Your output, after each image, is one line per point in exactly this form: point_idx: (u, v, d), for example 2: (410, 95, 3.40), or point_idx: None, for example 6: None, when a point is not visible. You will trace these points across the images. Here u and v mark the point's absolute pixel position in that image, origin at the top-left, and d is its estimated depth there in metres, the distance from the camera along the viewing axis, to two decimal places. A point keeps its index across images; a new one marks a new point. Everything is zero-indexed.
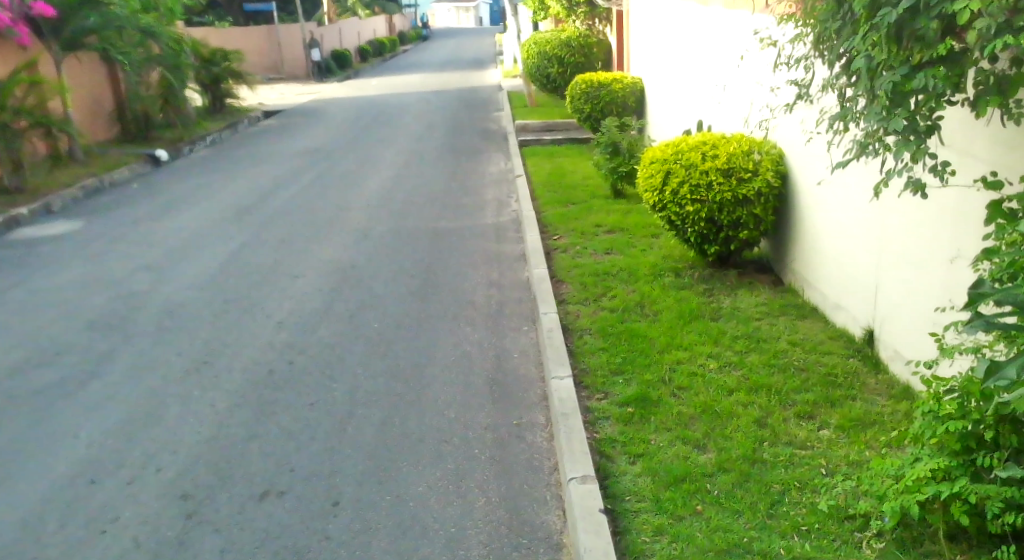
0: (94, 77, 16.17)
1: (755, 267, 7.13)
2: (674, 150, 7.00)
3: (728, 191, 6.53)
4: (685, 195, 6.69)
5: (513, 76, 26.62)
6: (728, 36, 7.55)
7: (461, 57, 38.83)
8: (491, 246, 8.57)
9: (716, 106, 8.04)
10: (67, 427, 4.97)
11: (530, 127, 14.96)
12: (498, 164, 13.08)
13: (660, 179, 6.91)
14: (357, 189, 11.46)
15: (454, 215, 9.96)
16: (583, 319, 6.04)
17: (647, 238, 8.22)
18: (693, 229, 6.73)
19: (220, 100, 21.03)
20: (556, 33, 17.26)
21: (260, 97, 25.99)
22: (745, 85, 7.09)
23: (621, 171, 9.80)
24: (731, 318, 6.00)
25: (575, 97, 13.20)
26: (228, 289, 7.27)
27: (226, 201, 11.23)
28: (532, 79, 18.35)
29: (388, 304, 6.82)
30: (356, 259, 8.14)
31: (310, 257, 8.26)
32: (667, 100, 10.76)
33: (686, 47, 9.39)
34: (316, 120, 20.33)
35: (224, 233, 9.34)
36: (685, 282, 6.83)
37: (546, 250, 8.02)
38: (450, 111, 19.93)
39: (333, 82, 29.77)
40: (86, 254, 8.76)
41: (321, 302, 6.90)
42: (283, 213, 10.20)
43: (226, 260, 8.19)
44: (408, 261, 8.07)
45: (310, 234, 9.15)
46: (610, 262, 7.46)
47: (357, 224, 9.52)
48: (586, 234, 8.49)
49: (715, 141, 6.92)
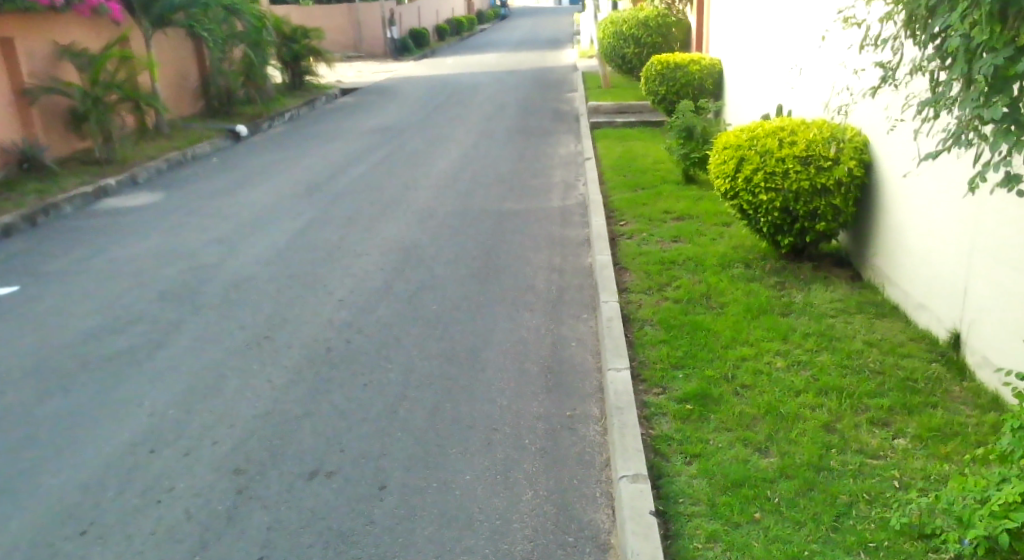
0: (182, 50, 16.45)
1: (832, 260, 6.82)
2: (749, 136, 6.72)
3: (805, 180, 6.24)
4: (759, 183, 6.42)
5: (589, 57, 26.24)
6: (813, 19, 7.21)
7: (538, 37, 38.56)
8: (558, 229, 8.39)
9: (798, 91, 7.71)
10: (129, 395, 4.89)
11: (602, 108, 14.69)
12: (568, 146, 12.86)
13: (733, 166, 6.65)
14: (426, 168, 11.39)
15: (521, 197, 9.80)
16: (644, 310, 5.85)
17: (716, 226, 7.95)
18: (766, 219, 6.48)
19: (299, 77, 21.26)
20: (634, 12, 16.87)
21: (338, 74, 26.21)
22: (829, 70, 6.76)
23: (693, 157, 9.54)
24: (802, 315, 5.75)
25: (650, 79, 12.89)
26: (296, 265, 7.23)
27: (299, 177, 11.28)
28: (607, 60, 18.03)
29: (450, 285, 6.69)
30: (421, 239, 8.05)
31: (376, 236, 8.19)
32: (746, 83, 10.38)
33: (768, 28, 9.02)
34: (390, 98, 20.40)
35: (295, 209, 9.35)
36: (755, 275, 6.60)
37: (611, 236, 7.81)
38: (523, 91, 19.74)
39: (409, 61, 29.88)
40: (163, 225, 8.87)
41: (383, 281, 6.80)
42: (354, 191, 10.18)
43: (296, 236, 8.19)
44: (472, 242, 7.93)
45: (378, 213, 9.09)
46: (677, 251, 7.24)
47: (425, 204, 9.44)
48: (654, 221, 8.24)
49: (793, 127, 6.61)
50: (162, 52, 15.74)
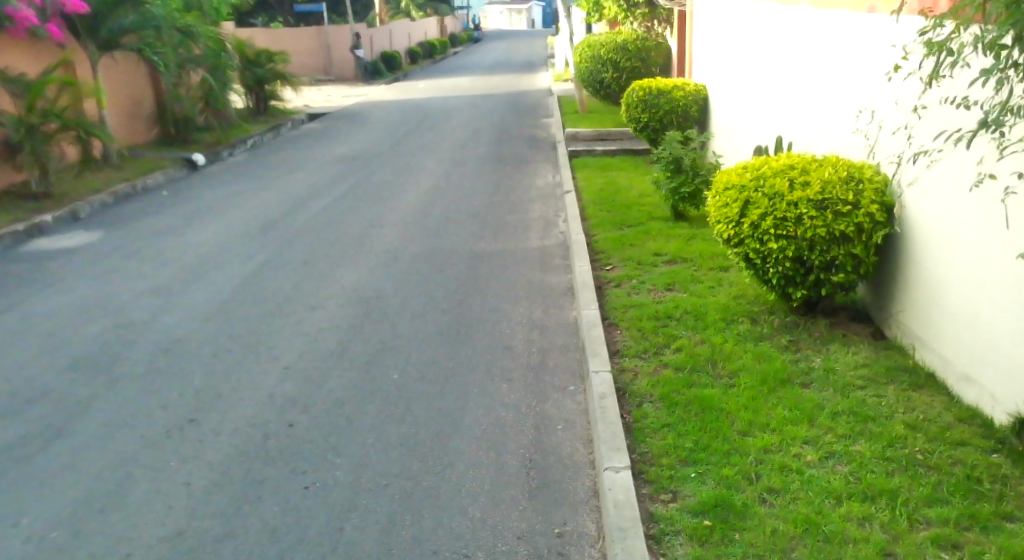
0: (134, 74, 15.53)
1: (848, 313, 6.02)
2: (752, 175, 5.90)
3: (821, 227, 5.43)
4: (769, 229, 5.60)
5: (563, 81, 25.53)
6: (837, 40, 6.43)
7: (512, 61, 37.94)
8: (536, 274, 7.55)
9: (815, 124, 6.94)
10: (9, 507, 3.95)
11: (580, 135, 13.97)
12: (545, 177, 12.06)
13: (736, 210, 5.81)
14: (393, 203, 10.52)
15: (495, 236, 8.94)
16: (642, 381, 5.01)
17: (714, 271, 7.16)
18: (776, 270, 5.67)
19: (264, 102, 20.33)
20: (612, 35, 16.13)
21: (305, 98, 25.34)
22: (859, 98, 5.98)
23: (683, 192, 8.75)
24: (823, 386, 4.94)
25: (631, 105, 12.13)
26: (237, 322, 6.32)
27: (253, 214, 10.37)
28: (583, 85, 17.30)
29: (415, 347, 5.81)
30: (384, 288, 7.17)
31: (333, 284, 7.29)
32: (738, 110, 9.63)
33: (771, 54, 8.27)
34: (359, 124, 19.58)
35: (245, 250, 8.44)
36: (763, 333, 5.80)
37: (597, 284, 6.98)
38: (498, 116, 18.96)
39: (380, 84, 29.07)
40: (96, 271, 7.93)
41: (337, 343, 5.92)
42: (312, 230, 9.29)
43: (242, 284, 7.28)
44: (440, 292, 7.05)
45: (337, 255, 8.21)
46: (672, 303, 6.42)
47: (389, 245, 8.57)
48: (644, 265, 7.43)
49: (805, 166, 5.81)
50: (112, 78, 14.81)
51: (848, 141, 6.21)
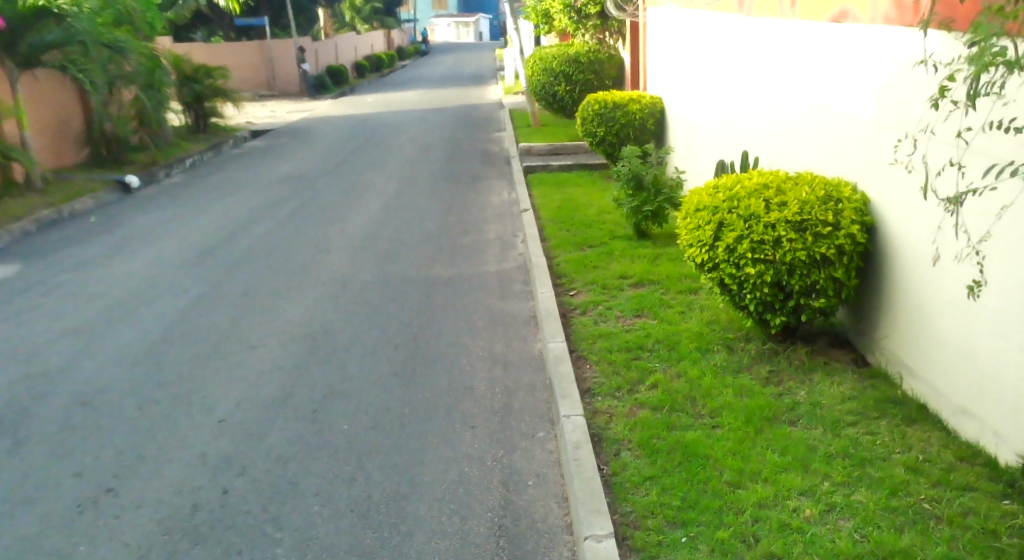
0: (58, 94, 14.81)
1: (827, 337, 5.65)
2: (725, 195, 5.51)
3: (801, 250, 5.05)
4: (745, 253, 5.21)
5: (514, 94, 25.15)
6: (809, 51, 6.13)
7: (462, 73, 37.49)
8: (495, 302, 7.11)
9: (787, 139, 6.62)
10: None
11: (534, 150, 13.64)
12: (500, 194, 11.64)
13: (709, 233, 5.41)
14: (341, 226, 10.01)
15: (449, 259, 8.48)
16: (617, 425, 4.59)
17: (683, 295, 6.80)
18: (754, 297, 5.28)
19: (204, 119, 19.62)
20: (563, 48, 15.78)
21: (248, 114, 24.63)
22: (837, 111, 5.66)
23: (646, 210, 8.40)
24: (813, 424, 4.55)
25: (586, 119, 11.72)
26: (167, 368, 5.79)
27: (191, 240, 9.79)
28: (535, 98, 16.91)
29: (365, 390, 5.34)
30: (330, 321, 6.70)
31: (275, 319, 6.78)
32: (699, 123, 9.32)
33: (734, 67, 7.97)
34: (304, 141, 18.97)
35: (179, 282, 7.89)
36: (742, 364, 5.41)
37: (561, 312, 6.56)
38: (448, 131, 18.50)
39: (326, 99, 28.42)
40: (13, 309, 7.35)
41: (279, 388, 5.41)
42: (253, 257, 8.74)
43: (173, 322, 6.76)
44: (392, 325, 6.59)
45: (279, 285, 7.71)
46: (643, 333, 6.02)
47: (335, 272, 8.09)
48: (610, 290, 7.04)
49: (780, 185, 5.45)
50: (34, 99, 14.08)
51: (827, 157, 5.90)
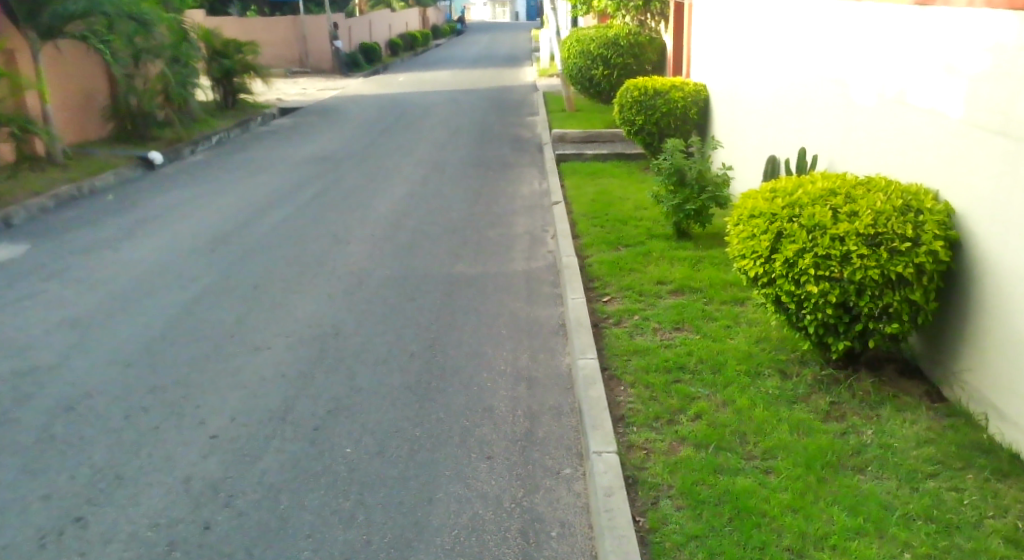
0: (82, 65, 14.38)
1: (894, 364, 5.01)
2: (784, 201, 4.88)
3: (874, 268, 4.43)
4: (808, 269, 4.58)
5: (548, 77, 24.48)
6: (886, 40, 5.48)
7: (496, 54, 36.85)
8: (522, 306, 6.53)
9: (855, 139, 5.98)
10: None
11: (568, 137, 13.01)
12: (532, 183, 11.03)
13: (765, 244, 4.79)
14: (362, 214, 9.48)
15: (475, 255, 7.91)
16: (656, 463, 4.01)
17: (727, 306, 6.20)
18: (815, 318, 4.66)
19: (232, 95, 19.16)
20: (602, 30, 15.08)
21: (278, 91, 24.17)
22: (920, 108, 5.01)
23: (688, 209, 7.77)
24: (883, 474, 3.94)
25: (625, 106, 11.05)
26: (161, 371, 5.28)
27: (207, 223, 9.30)
28: (570, 81, 16.24)
29: (374, 406, 4.79)
30: (343, 323, 6.15)
31: (284, 318, 6.24)
32: (750, 115, 8.65)
33: (794, 54, 7.30)
34: (333, 120, 18.44)
35: (187, 271, 7.39)
36: (797, 393, 4.79)
37: (593, 321, 5.97)
38: (480, 114, 17.90)
39: (358, 77, 27.91)
40: (11, 295, 6.87)
41: (279, 399, 4.88)
42: (268, 245, 8.22)
43: (176, 316, 6.25)
44: (409, 329, 6.03)
45: (293, 279, 7.18)
46: (685, 350, 5.42)
47: (353, 266, 7.54)
48: (646, 297, 6.45)
49: (849, 192, 4.81)
50: (56, 70, 13.64)
51: (903, 161, 5.26)
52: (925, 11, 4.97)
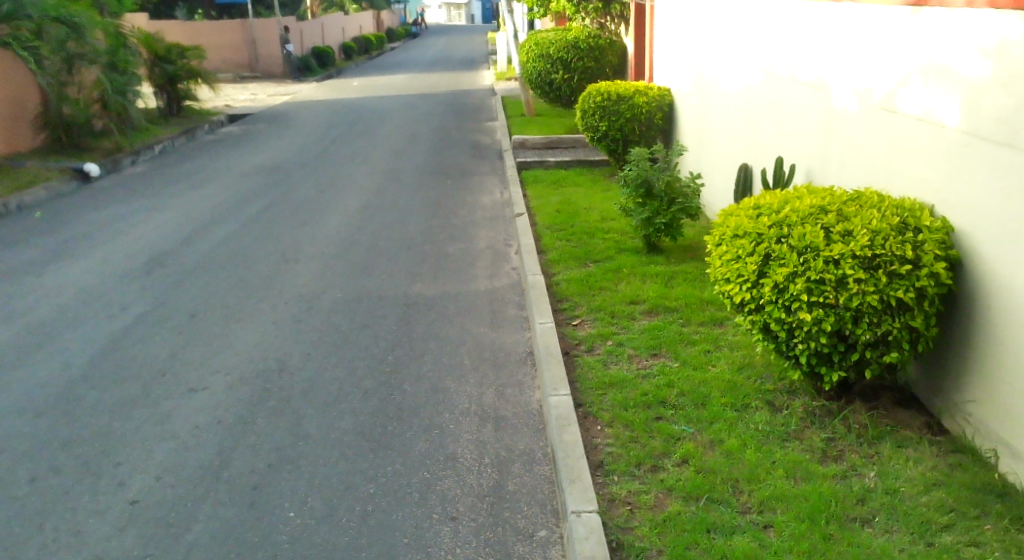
0: (10, 74, 13.59)
1: (891, 393, 4.60)
2: (771, 220, 4.45)
3: (871, 293, 4.01)
4: (799, 295, 4.16)
5: (506, 81, 24.00)
6: (871, 43, 5.11)
7: (454, 57, 36.31)
8: (485, 331, 6.07)
9: (838, 148, 5.60)
10: None
11: (529, 142, 12.68)
12: (492, 193, 10.58)
13: (752, 266, 4.36)
14: (312, 230, 8.94)
15: (434, 274, 7.44)
16: (643, 523, 3.58)
17: (705, 328, 5.79)
18: (807, 348, 4.24)
19: (177, 102, 18.42)
20: (561, 33, 14.70)
21: (227, 97, 23.44)
22: (913, 114, 4.63)
23: (658, 222, 7.35)
24: (894, 525, 3.55)
25: (588, 112, 10.73)
26: (79, 422, 4.74)
27: (143, 241, 8.70)
28: (529, 85, 15.81)
29: (322, 460, 4.32)
30: (290, 356, 5.65)
31: (224, 352, 5.72)
32: (721, 120, 8.27)
33: (769, 57, 6.93)
34: (284, 127, 17.83)
35: (118, 298, 6.82)
36: (790, 429, 4.36)
37: (563, 349, 5.52)
38: (437, 119, 17.39)
39: (311, 82, 27.20)
40: None
41: (213, 455, 4.39)
42: (208, 266, 7.66)
43: (102, 352, 5.70)
44: (362, 362, 5.53)
45: (234, 304, 6.65)
46: (664, 381, 4.98)
47: (301, 289, 7.03)
48: (619, 319, 6.02)
49: (840, 208, 4.40)
50: None
51: (893, 173, 4.88)
52: (915, 10, 4.60)
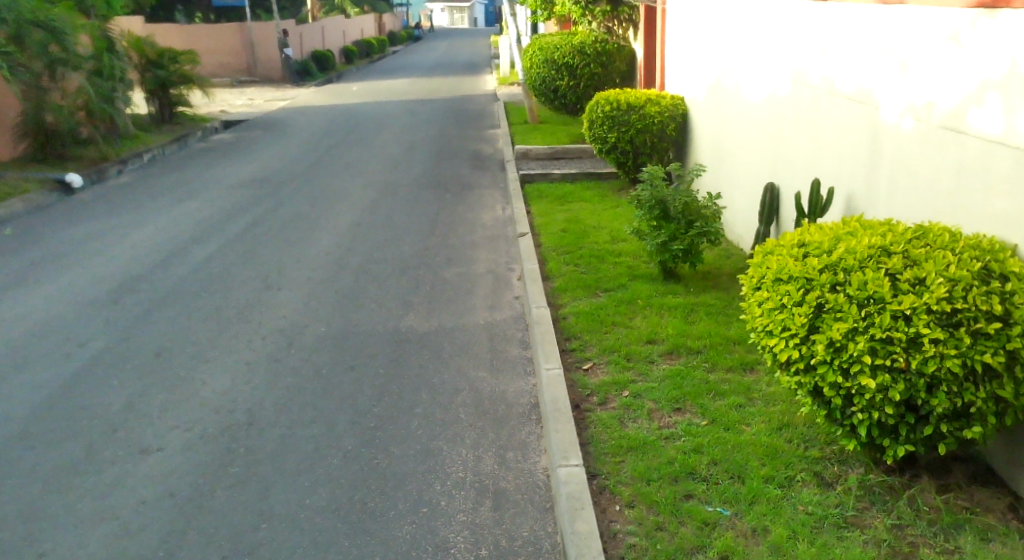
0: None
1: (964, 467, 3.90)
2: (823, 261, 3.74)
3: (953, 355, 3.30)
4: (862, 357, 3.44)
5: (509, 86, 23.30)
6: (932, 52, 4.42)
7: (456, 61, 35.60)
8: (484, 375, 5.37)
9: (890, 172, 4.91)
10: None
11: (532, 153, 12.02)
12: (494, 209, 9.88)
13: (802, 317, 3.65)
14: (300, 251, 8.24)
15: (429, 303, 6.74)
16: None
17: (735, 375, 5.08)
18: (869, 418, 3.53)
19: (169, 108, 17.73)
20: (567, 38, 14.01)
21: (222, 102, 22.76)
22: (992, 136, 3.94)
23: (676, 247, 6.62)
24: None
25: (596, 121, 9.99)
26: (8, 495, 4.07)
27: (117, 263, 8.01)
28: (533, 92, 15.11)
29: (289, 548, 3.64)
30: (262, 406, 4.96)
31: (186, 400, 5.02)
32: (744, 132, 7.57)
33: (801, 65, 6.24)
34: (279, 134, 17.15)
35: (76, 333, 6.13)
36: (846, 514, 3.66)
37: (574, 401, 4.82)
38: (437, 127, 16.71)
39: (309, 87, 26.52)
40: None
41: (160, 539, 3.73)
42: (182, 293, 6.98)
43: (50, 402, 5.03)
44: (344, 414, 4.84)
45: (206, 340, 5.97)
46: (692, 444, 4.27)
47: (282, 321, 6.34)
48: (636, 363, 5.30)
49: (907, 248, 3.69)
50: None
51: (961, 204, 4.19)
52: (994, 15, 3.93)
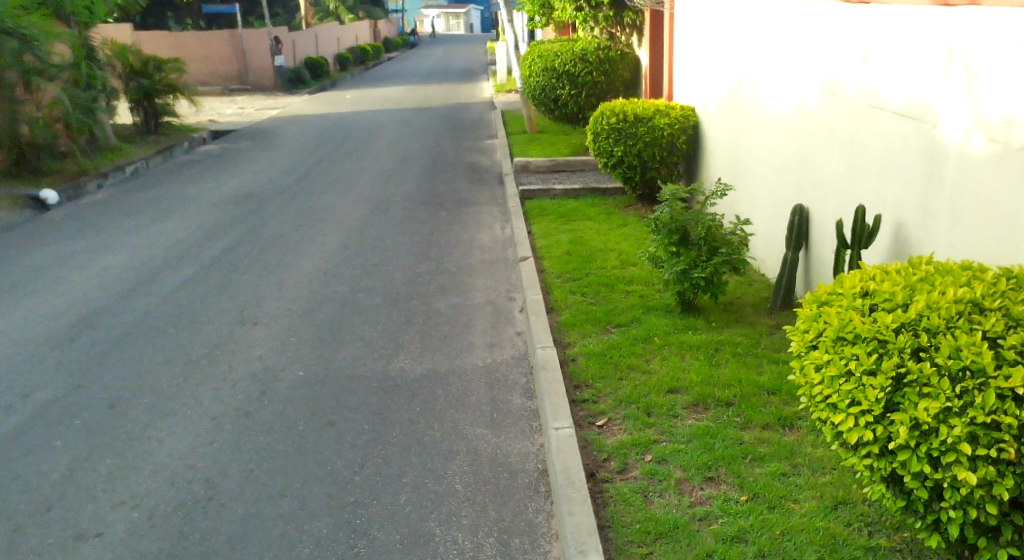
0: None
1: None
2: (898, 319, 3.04)
3: None
4: (959, 444, 2.75)
5: (507, 94, 22.61)
6: (1013, 63, 3.74)
7: (452, 68, 34.92)
8: (483, 431, 4.69)
9: (954, 199, 4.22)
10: None
11: (532, 166, 11.36)
12: (492, 228, 9.21)
13: (878, 390, 2.94)
14: (280, 277, 7.56)
15: (421, 340, 6.06)
16: None
17: (773, 434, 4.39)
18: (965, 515, 2.83)
19: (154, 117, 16.96)
20: (568, 45, 13.35)
21: (211, 111, 22.08)
22: None
23: (697, 277, 5.93)
24: None
25: (601, 133, 9.34)
26: None
27: (81, 294, 7.34)
28: (532, 101, 14.43)
29: None
30: (226, 474, 4.28)
31: (136, 467, 4.36)
32: (766, 145, 6.88)
33: (837, 73, 5.54)
34: (267, 146, 16.48)
35: (22, 381, 5.46)
36: None
37: (590, 470, 4.13)
38: (432, 137, 16.03)
39: (301, 95, 25.83)
40: None
41: None
42: (148, 330, 6.31)
43: None
44: (319, 485, 4.16)
45: (168, 388, 5.29)
46: (733, 529, 3.58)
47: (255, 364, 5.65)
48: (659, 418, 4.60)
49: (1004, 304, 3.00)
50: None
51: None
52: None
